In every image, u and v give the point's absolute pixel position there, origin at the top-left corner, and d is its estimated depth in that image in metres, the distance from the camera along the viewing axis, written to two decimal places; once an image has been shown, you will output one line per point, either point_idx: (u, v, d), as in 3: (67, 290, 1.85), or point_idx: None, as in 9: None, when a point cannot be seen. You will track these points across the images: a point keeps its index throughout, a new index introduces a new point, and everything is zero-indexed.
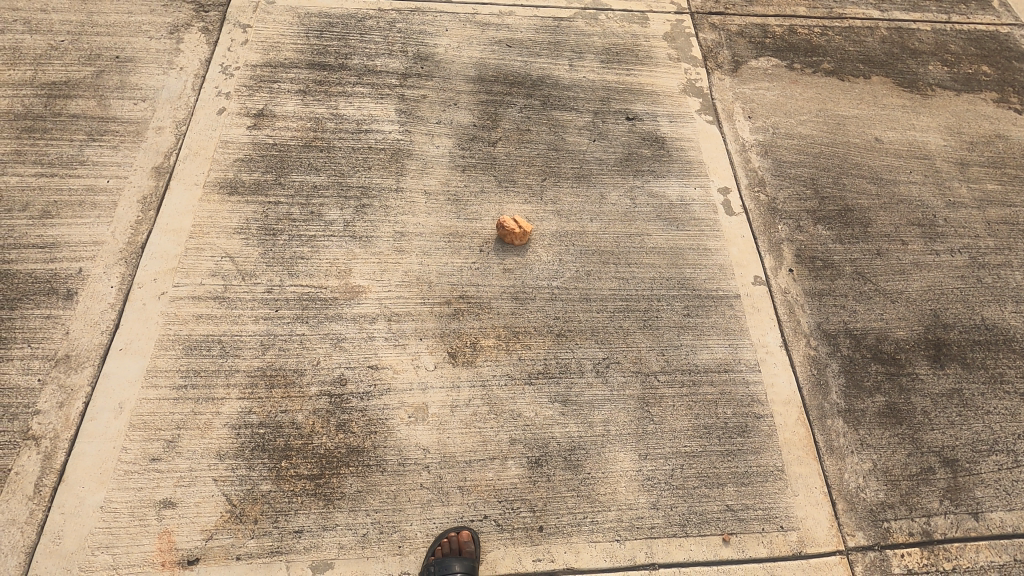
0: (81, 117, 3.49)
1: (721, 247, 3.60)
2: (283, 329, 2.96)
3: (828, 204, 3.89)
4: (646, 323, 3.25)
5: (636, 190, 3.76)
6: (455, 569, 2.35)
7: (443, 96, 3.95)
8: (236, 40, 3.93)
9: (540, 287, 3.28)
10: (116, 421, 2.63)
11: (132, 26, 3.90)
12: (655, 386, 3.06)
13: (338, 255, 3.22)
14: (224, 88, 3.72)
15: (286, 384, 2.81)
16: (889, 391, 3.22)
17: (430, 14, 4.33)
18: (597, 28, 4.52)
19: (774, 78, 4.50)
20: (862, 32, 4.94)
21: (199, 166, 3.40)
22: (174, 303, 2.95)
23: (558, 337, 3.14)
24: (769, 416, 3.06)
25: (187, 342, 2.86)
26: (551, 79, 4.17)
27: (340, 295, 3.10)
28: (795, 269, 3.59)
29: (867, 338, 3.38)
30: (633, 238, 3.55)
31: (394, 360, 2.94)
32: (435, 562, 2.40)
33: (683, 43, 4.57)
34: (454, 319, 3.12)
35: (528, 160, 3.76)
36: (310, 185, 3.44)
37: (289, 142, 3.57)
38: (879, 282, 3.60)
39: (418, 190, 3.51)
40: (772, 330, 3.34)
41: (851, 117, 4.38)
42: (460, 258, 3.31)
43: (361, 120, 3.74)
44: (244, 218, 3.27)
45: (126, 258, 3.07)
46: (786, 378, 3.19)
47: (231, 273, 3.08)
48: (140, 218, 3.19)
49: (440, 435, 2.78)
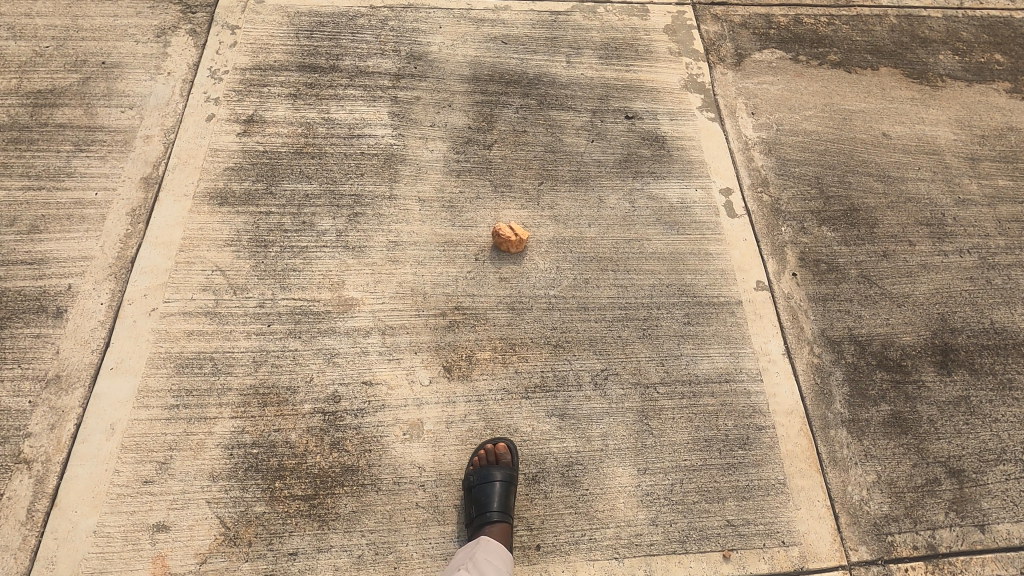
0: (68, 126, 3.42)
1: (723, 251, 3.52)
2: (276, 345, 2.91)
3: (833, 204, 3.79)
4: (645, 332, 3.19)
5: (636, 192, 3.66)
6: (495, 478, 2.56)
7: (437, 97, 3.85)
8: (225, 43, 3.83)
9: (537, 296, 3.22)
10: (108, 443, 2.60)
11: (118, 30, 3.81)
12: (655, 398, 3.01)
13: (331, 266, 3.17)
14: (213, 94, 3.63)
15: (280, 402, 2.77)
16: (895, 400, 3.15)
17: (423, 11, 4.21)
18: (595, 22, 4.39)
19: (778, 71, 4.37)
20: (870, 20, 4.78)
21: (188, 176, 3.33)
22: (165, 319, 2.91)
23: (555, 348, 3.08)
24: (771, 427, 3.01)
25: (179, 360, 2.81)
26: (548, 77, 4.06)
27: (333, 309, 3.05)
28: (798, 273, 3.50)
29: (872, 344, 3.31)
30: (632, 243, 3.47)
31: (389, 376, 2.90)
32: (476, 472, 2.60)
33: (685, 36, 4.43)
34: (449, 331, 3.06)
35: (525, 164, 3.67)
36: (302, 193, 3.37)
37: (280, 149, 3.49)
38: (885, 285, 3.51)
39: (412, 197, 3.44)
40: (775, 338, 3.27)
41: (857, 111, 4.25)
42: (455, 267, 3.25)
43: (353, 125, 3.65)
44: (235, 230, 3.21)
45: (115, 273, 3.01)
46: (789, 387, 3.13)
47: (222, 287, 3.03)
48: (130, 232, 3.14)
49: (435, 453, 2.75)
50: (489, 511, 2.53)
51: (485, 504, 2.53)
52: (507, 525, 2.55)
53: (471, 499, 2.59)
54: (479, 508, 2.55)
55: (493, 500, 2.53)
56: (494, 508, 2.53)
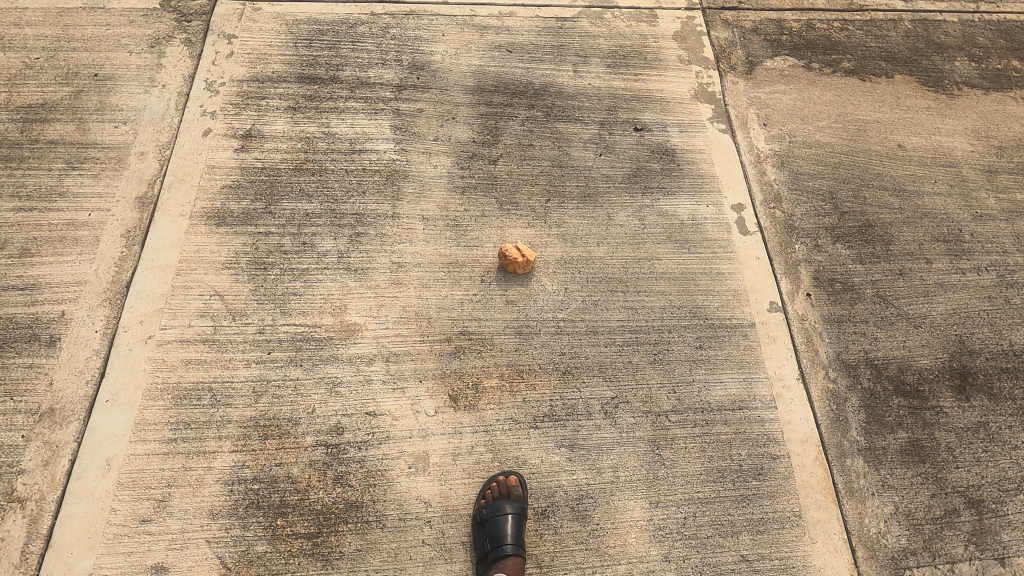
0: (60, 143, 3.31)
1: (735, 271, 3.43)
2: (277, 374, 2.83)
3: (848, 220, 3.69)
4: (656, 357, 3.10)
5: (646, 209, 3.56)
6: (507, 511, 2.48)
7: (440, 109, 3.73)
8: (221, 53, 3.71)
9: (545, 319, 3.13)
10: (104, 479, 2.52)
11: (111, 40, 3.68)
12: (666, 427, 2.94)
13: (332, 289, 3.07)
14: (209, 107, 3.52)
15: (281, 435, 2.69)
16: (912, 426, 3.08)
17: (426, 17, 4.08)
18: (603, 29, 4.26)
19: (790, 80, 4.25)
20: (884, 25, 4.65)
21: (185, 195, 3.23)
22: (162, 348, 2.81)
23: (564, 375, 2.99)
24: (786, 456, 2.94)
25: (176, 391, 2.73)
26: (554, 87, 3.94)
27: (335, 335, 2.96)
28: (813, 293, 3.42)
29: (889, 369, 3.23)
30: (642, 263, 3.37)
31: (393, 406, 2.81)
32: (488, 504, 2.52)
33: (694, 43, 4.30)
34: (455, 357, 2.97)
35: (531, 179, 3.56)
36: (302, 213, 3.26)
37: (279, 166, 3.38)
38: (902, 306, 3.42)
39: (416, 216, 3.33)
40: (789, 362, 3.19)
41: (872, 121, 4.14)
42: (460, 290, 3.15)
43: (354, 139, 3.54)
44: (234, 252, 3.11)
45: (110, 298, 2.92)
46: (803, 415, 3.05)
47: (221, 313, 2.94)
48: (125, 254, 3.04)
49: (442, 487, 2.67)
50: (502, 545, 2.45)
51: (499, 538, 2.46)
52: (521, 558, 2.49)
53: (484, 533, 2.51)
54: (492, 542, 2.46)
55: (506, 534, 2.46)
56: (508, 542, 2.45)
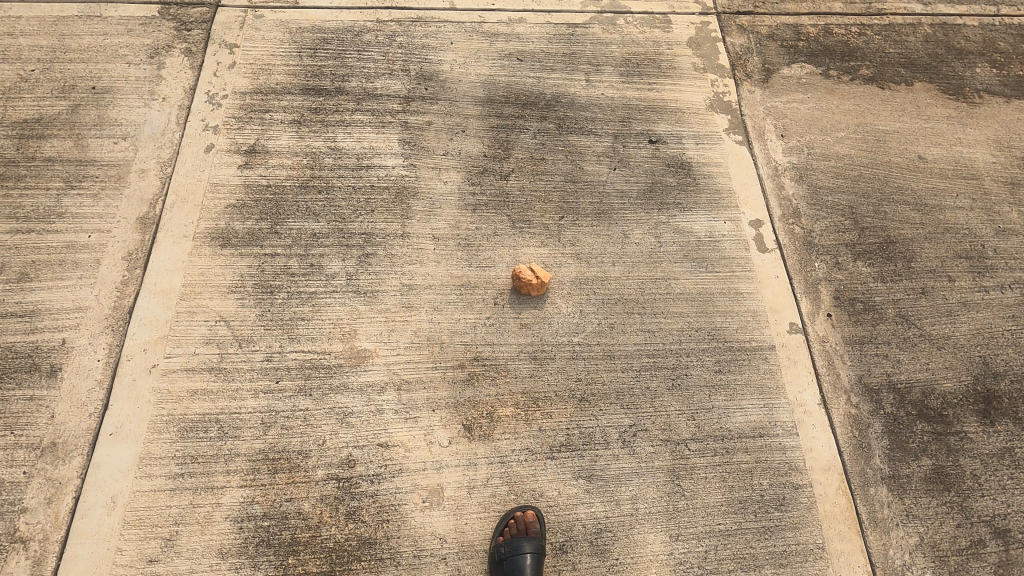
0: (57, 161, 3.20)
1: (754, 291, 3.34)
2: (286, 404, 2.74)
3: (868, 236, 3.60)
4: (675, 382, 3.02)
5: (662, 226, 3.46)
6: (526, 550, 2.42)
7: (449, 121, 3.62)
8: (223, 64, 3.58)
9: (560, 344, 3.05)
10: (109, 518, 2.44)
11: (108, 50, 3.56)
12: (686, 456, 2.86)
13: (341, 314, 2.98)
14: (212, 121, 3.40)
15: (291, 469, 2.61)
16: (936, 453, 3.02)
17: (434, 24, 3.95)
18: (615, 35, 4.13)
19: (808, 89, 4.14)
20: (904, 30, 4.51)
21: (187, 216, 3.12)
22: (166, 378, 2.72)
23: (580, 403, 2.91)
24: (808, 486, 2.87)
25: (182, 424, 2.64)
26: (566, 98, 3.83)
27: (345, 362, 2.87)
28: (833, 313, 3.33)
29: (912, 393, 3.16)
30: (659, 284, 3.28)
31: (406, 437, 2.74)
32: (506, 543, 2.45)
33: (709, 50, 4.18)
34: (468, 385, 2.89)
35: (544, 196, 3.46)
36: (309, 232, 3.16)
37: (284, 183, 3.28)
38: (924, 326, 3.34)
39: (426, 235, 3.24)
40: (810, 387, 3.11)
41: (892, 132, 4.03)
42: (472, 313, 3.06)
43: (362, 154, 3.43)
44: (239, 275, 3.01)
45: (112, 325, 2.82)
46: (826, 442, 2.98)
47: (227, 340, 2.84)
48: (127, 278, 2.94)
49: (458, 522, 2.60)
50: None
51: None
52: None
53: (501, 572, 2.45)
54: None
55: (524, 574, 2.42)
56: None
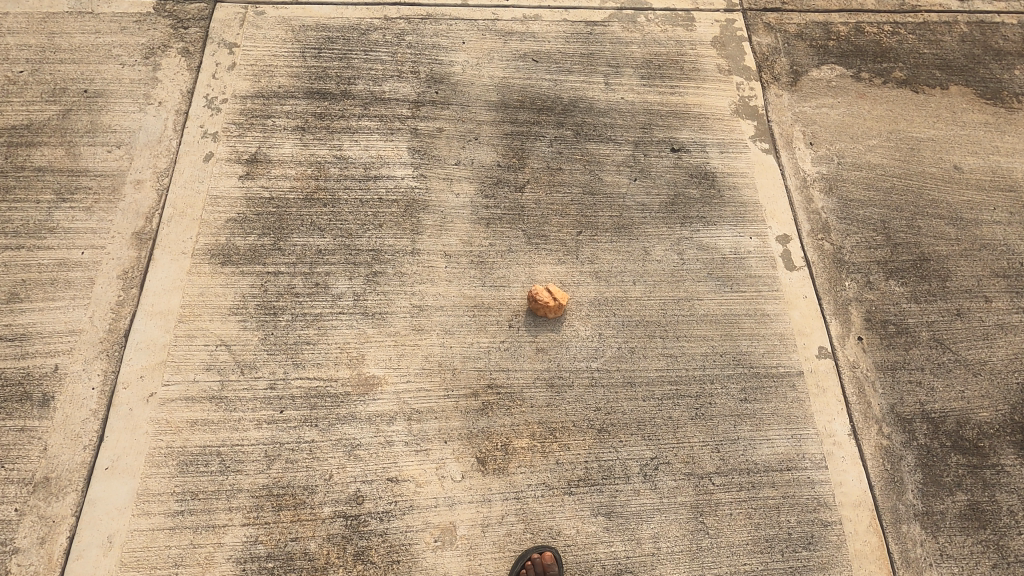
0: (48, 170, 3.03)
1: (782, 312, 3.17)
2: (290, 436, 2.60)
3: (901, 253, 3.42)
4: (698, 412, 2.88)
5: (685, 242, 3.29)
6: None
7: (461, 128, 3.43)
8: (222, 65, 3.39)
9: (578, 370, 2.90)
10: (105, 559, 2.32)
11: (101, 50, 3.36)
12: (710, 491, 2.73)
13: (348, 337, 2.83)
14: (211, 128, 3.22)
15: (296, 505, 2.49)
16: (971, 488, 2.88)
17: (444, 22, 3.74)
18: (636, 34, 3.91)
19: (838, 93, 3.92)
20: (939, 28, 4.26)
21: (186, 231, 2.96)
22: (165, 407, 2.59)
23: (600, 433, 2.78)
24: (838, 523, 2.73)
25: (181, 457, 2.51)
26: (584, 102, 3.62)
27: (353, 390, 2.73)
28: (864, 337, 3.17)
29: (946, 423, 3.01)
30: (682, 304, 3.12)
31: (417, 471, 2.60)
32: None
33: (735, 50, 3.96)
34: (482, 415, 2.75)
35: (561, 209, 3.28)
36: (314, 249, 3.00)
37: (287, 195, 3.11)
38: (960, 351, 3.18)
39: (437, 252, 3.07)
40: (840, 416, 2.96)
41: (926, 139, 3.82)
42: (486, 336, 2.91)
43: (369, 164, 3.25)
44: (241, 295, 2.86)
45: (107, 350, 2.68)
46: (856, 475, 2.84)
47: (228, 366, 2.70)
48: (123, 299, 2.79)
49: (471, 562, 2.49)
50: None
51: None
52: None
53: None
54: None
55: None
56: None
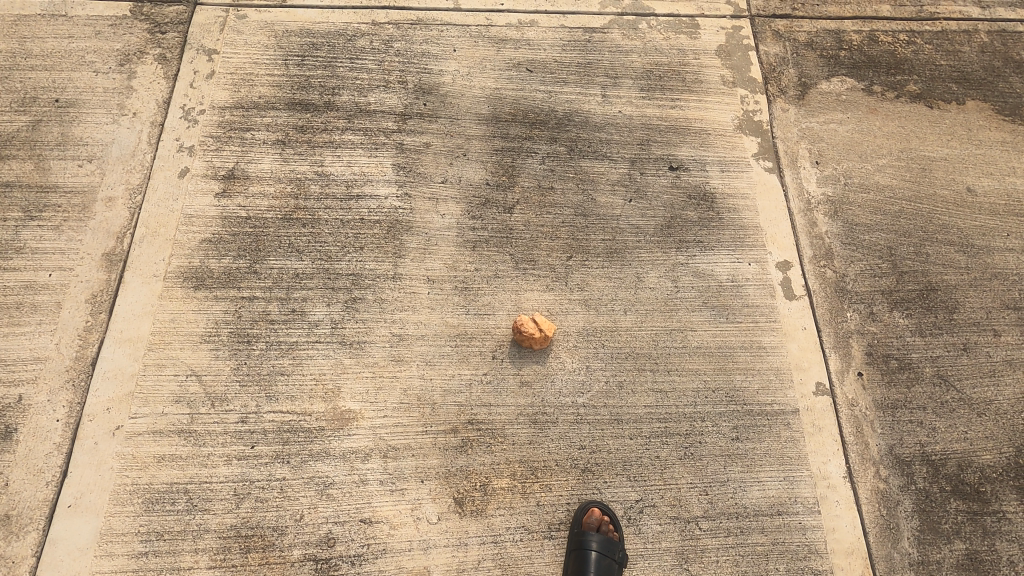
0: (16, 186, 2.92)
1: (779, 345, 3.04)
2: (261, 473, 2.52)
3: (907, 282, 3.27)
4: (687, 451, 2.76)
5: (679, 268, 3.15)
6: None
7: (449, 143, 3.27)
8: (200, 73, 3.24)
9: (563, 405, 2.78)
10: None
11: (74, 56, 3.22)
12: (696, 537, 2.63)
13: (324, 368, 2.72)
14: (187, 141, 3.08)
15: (265, 547, 2.42)
16: (970, 535, 2.77)
17: (435, 27, 3.56)
18: (637, 42, 3.72)
19: (848, 107, 3.73)
20: (957, 38, 4.04)
21: (158, 252, 2.84)
22: (131, 442, 2.50)
23: (583, 474, 2.67)
24: (829, 572, 2.63)
25: (147, 495, 2.43)
26: (580, 116, 3.46)
27: (327, 424, 2.63)
28: (865, 372, 3.03)
29: (947, 466, 2.88)
30: (674, 336, 2.99)
31: (391, 512, 2.52)
32: None
33: (740, 60, 3.77)
34: (461, 453, 2.65)
35: (552, 232, 3.14)
36: (291, 272, 2.88)
37: (265, 215, 2.98)
38: (964, 389, 3.04)
39: (420, 277, 2.95)
40: (836, 457, 2.84)
41: (939, 159, 3.63)
42: (468, 368, 2.80)
43: (351, 181, 3.11)
44: (213, 321, 2.75)
45: (73, 379, 2.59)
46: (850, 521, 2.73)
47: (198, 398, 2.60)
48: (90, 324, 2.69)
49: None
50: None
51: None
52: None
53: None
54: None
55: None
56: None
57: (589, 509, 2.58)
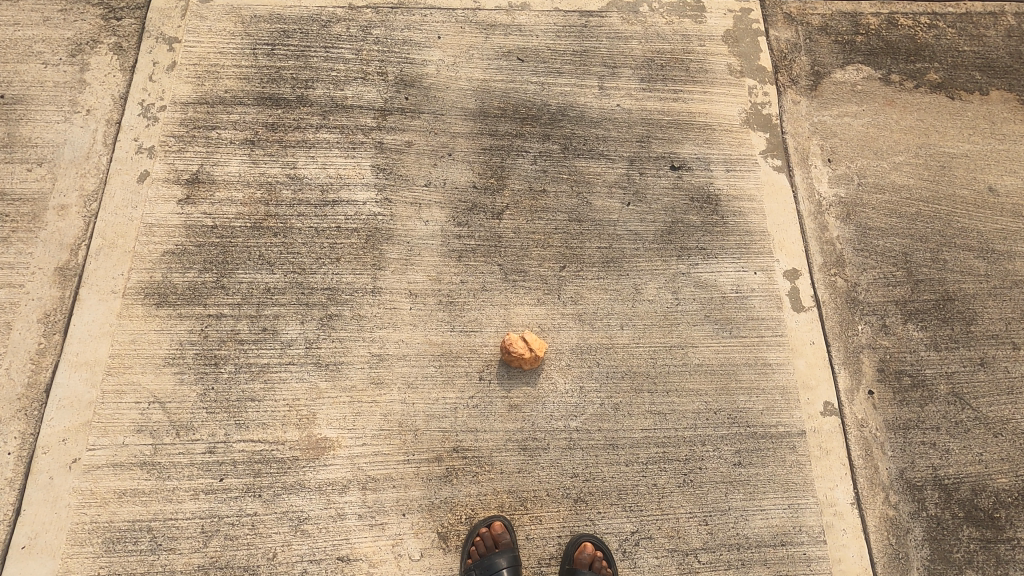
0: None
1: (786, 361, 2.85)
2: (230, 508, 2.35)
3: (923, 291, 3.06)
4: (686, 479, 2.60)
5: (680, 278, 2.94)
6: None
7: (433, 142, 3.02)
8: (161, 64, 2.96)
9: (554, 431, 2.60)
10: None
11: (21, 46, 2.95)
12: (694, 570, 2.50)
13: (298, 392, 2.53)
14: (146, 141, 2.83)
15: None
16: (982, 564, 2.63)
17: (418, 12, 3.26)
18: (637, 27, 3.43)
19: (864, 98, 3.47)
20: (983, 21, 3.74)
21: (115, 266, 2.62)
22: (89, 476, 2.34)
23: (576, 504, 2.52)
24: None
25: (107, 534, 2.28)
26: (575, 110, 3.19)
27: (302, 454, 2.45)
28: (876, 390, 2.85)
29: (960, 490, 2.73)
30: (674, 353, 2.79)
31: (371, 549, 2.37)
32: None
33: (749, 47, 3.48)
34: (445, 483, 2.49)
35: (544, 239, 2.92)
36: (262, 286, 2.67)
37: (232, 223, 2.75)
38: (980, 407, 2.87)
39: (401, 290, 2.74)
40: (844, 482, 2.68)
41: (960, 155, 3.39)
42: (453, 391, 2.61)
43: (327, 185, 2.87)
44: (176, 342, 2.54)
45: (25, 408, 2.42)
46: (857, 551, 2.59)
47: (161, 427, 2.42)
48: (43, 347, 2.50)
49: None
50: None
51: None
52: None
53: None
54: None
55: None
56: None
57: (580, 544, 2.44)
